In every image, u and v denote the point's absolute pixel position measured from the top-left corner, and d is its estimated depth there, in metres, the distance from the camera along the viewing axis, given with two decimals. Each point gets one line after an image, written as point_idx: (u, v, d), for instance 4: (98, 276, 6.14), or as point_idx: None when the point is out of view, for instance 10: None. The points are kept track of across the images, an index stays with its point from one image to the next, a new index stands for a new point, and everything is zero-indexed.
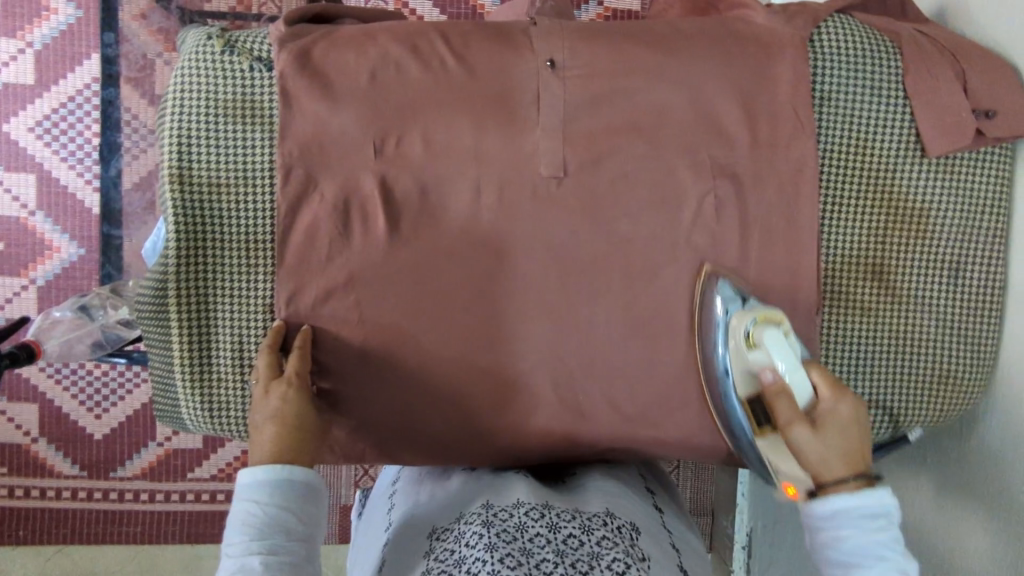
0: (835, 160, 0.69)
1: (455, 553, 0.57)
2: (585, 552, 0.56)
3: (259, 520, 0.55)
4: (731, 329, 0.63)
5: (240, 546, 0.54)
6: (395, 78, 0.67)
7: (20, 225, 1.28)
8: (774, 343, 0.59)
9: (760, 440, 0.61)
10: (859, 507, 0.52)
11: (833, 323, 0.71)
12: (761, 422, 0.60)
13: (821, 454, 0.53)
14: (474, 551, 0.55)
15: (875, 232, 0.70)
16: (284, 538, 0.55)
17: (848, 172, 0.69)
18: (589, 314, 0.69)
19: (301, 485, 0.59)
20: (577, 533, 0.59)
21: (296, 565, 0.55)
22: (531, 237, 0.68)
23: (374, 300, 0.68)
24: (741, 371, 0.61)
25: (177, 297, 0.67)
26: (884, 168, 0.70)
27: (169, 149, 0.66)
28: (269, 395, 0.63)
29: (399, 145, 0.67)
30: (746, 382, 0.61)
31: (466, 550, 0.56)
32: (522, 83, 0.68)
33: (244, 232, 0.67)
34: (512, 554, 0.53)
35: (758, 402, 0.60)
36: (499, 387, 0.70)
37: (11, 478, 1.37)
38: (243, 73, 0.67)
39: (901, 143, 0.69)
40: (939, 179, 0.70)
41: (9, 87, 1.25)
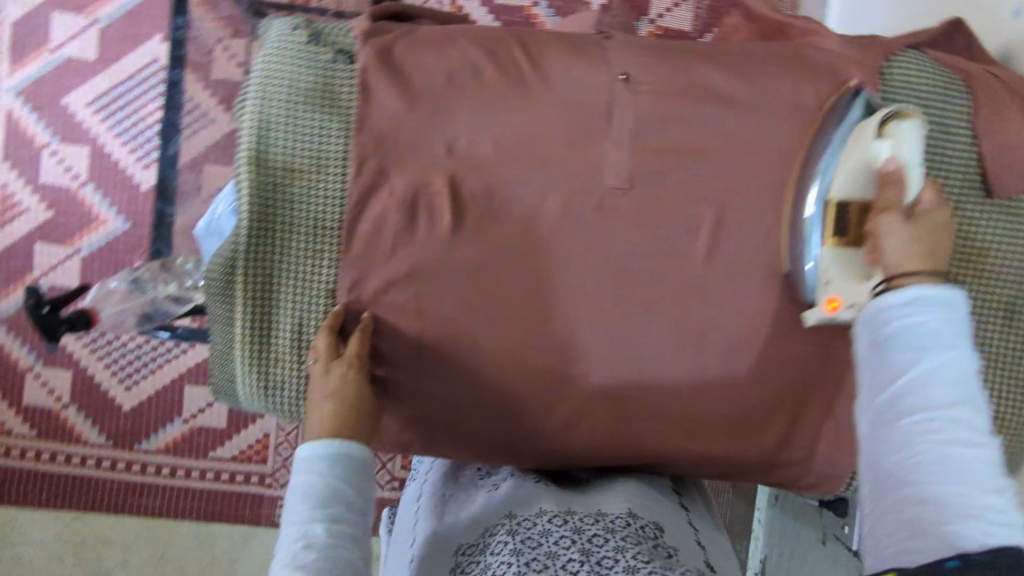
0: None
1: (480, 563, 0.59)
2: (610, 548, 0.57)
3: (322, 490, 0.57)
4: (851, 136, 0.64)
5: (303, 514, 0.55)
6: (471, 80, 0.69)
7: (70, 196, 1.32)
8: (909, 136, 0.60)
9: (826, 250, 0.63)
10: (931, 296, 0.50)
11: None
12: (842, 228, 0.63)
13: (905, 239, 0.55)
14: (499, 557, 0.57)
15: None
16: (344, 508, 0.57)
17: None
18: (641, 326, 0.70)
19: (359, 461, 0.61)
20: (601, 533, 0.59)
21: (355, 539, 0.56)
22: (589, 246, 0.70)
23: (433, 295, 0.70)
24: (852, 161, 0.62)
25: (245, 275, 0.69)
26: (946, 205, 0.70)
27: (248, 131, 0.68)
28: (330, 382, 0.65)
29: (470, 146, 0.69)
30: (850, 178, 0.62)
31: (490, 558, 0.59)
32: (594, 94, 0.69)
33: (313, 217, 0.69)
34: (537, 557, 0.55)
35: (850, 206, 0.62)
36: (546, 389, 0.71)
37: (39, 441, 1.41)
38: (325, 64, 0.69)
39: (964, 181, 0.70)
40: (1000, 221, 0.70)
41: (71, 61, 1.31)
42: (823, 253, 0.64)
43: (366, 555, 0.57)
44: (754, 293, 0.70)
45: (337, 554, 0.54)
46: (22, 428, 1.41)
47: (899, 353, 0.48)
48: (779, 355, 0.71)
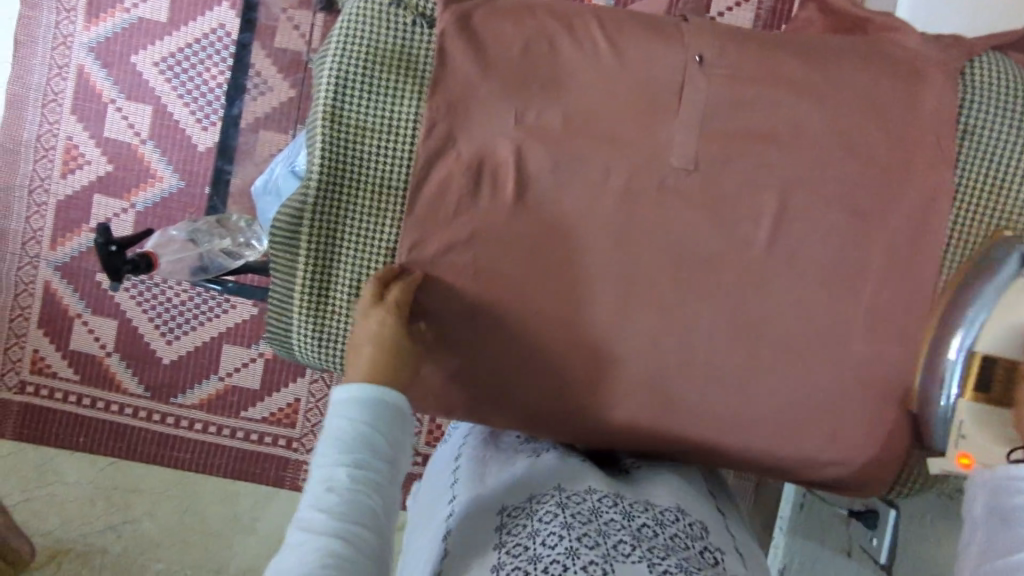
0: (968, 196, 0.70)
1: (529, 526, 0.58)
2: (661, 542, 0.56)
3: (349, 434, 0.57)
4: (1011, 286, 0.64)
5: (330, 458, 0.55)
6: (546, 53, 0.70)
7: (131, 151, 1.39)
8: None
9: (966, 402, 0.64)
10: None
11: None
12: (988, 388, 0.63)
13: None
14: (549, 526, 0.56)
15: None
16: (370, 454, 0.56)
17: (981, 210, 0.70)
18: (693, 309, 0.70)
19: (392, 407, 0.60)
20: (650, 525, 0.58)
21: (379, 486, 0.56)
22: (649, 227, 0.70)
23: (491, 263, 0.71)
24: (1007, 322, 0.63)
25: (309, 227, 0.71)
26: (1016, 213, 0.70)
27: (326, 87, 0.70)
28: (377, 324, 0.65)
29: (540, 117, 0.70)
30: (1002, 340, 0.63)
31: (540, 525, 0.57)
32: (666, 75, 0.70)
33: (381, 176, 0.71)
34: (588, 534, 0.54)
35: (996, 368, 0.63)
36: (594, 365, 0.72)
37: (81, 386, 1.46)
38: (406, 26, 0.71)
39: None
40: None
41: (144, 22, 1.36)
42: (962, 405, 0.64)
43: (390, 504, 0.57)
44: (810, 287, 0.70)
45: (359, 500, 0.54)
46: (66, 371, 1.46)
47: None
48: (831, 351, 0.70)
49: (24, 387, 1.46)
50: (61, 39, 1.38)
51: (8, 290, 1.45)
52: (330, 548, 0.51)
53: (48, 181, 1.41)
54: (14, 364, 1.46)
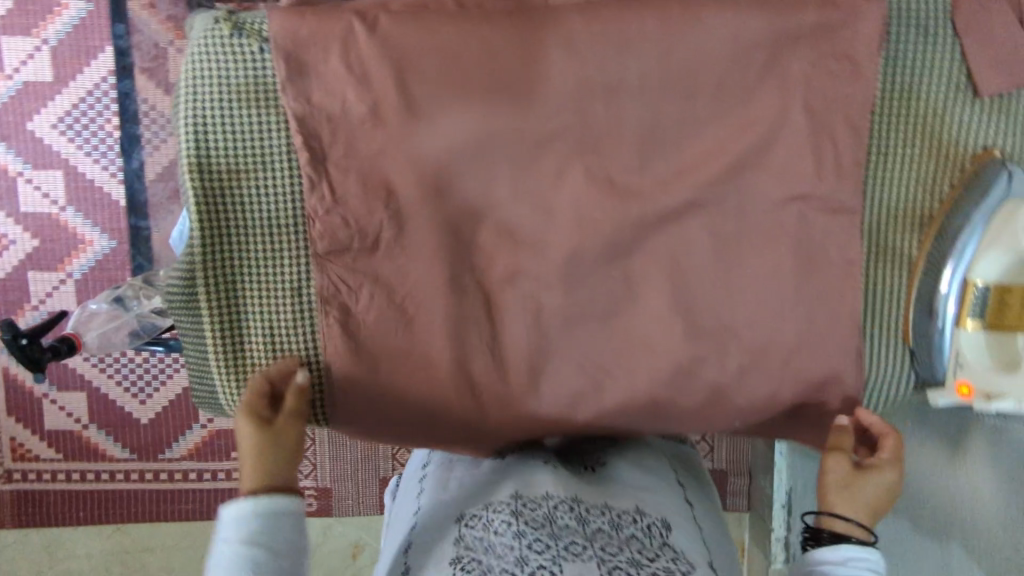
0: (882, 111, 0.71)
1: (484, 540, 0.65)
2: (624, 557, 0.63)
3: (231, 559, 0.60)
4: (1006, 207, 0.66)
5: (221, 565, 0.60)
6: (399, 48, 0.66)
7: (53, 221, 1.35)
8: None
9: (967, 332, 0.68)
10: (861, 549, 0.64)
11: (875, 275, 0.74)
12: (980, 314, 0.67)
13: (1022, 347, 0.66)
14: (504, 541, 0.64)
15: (926, 179, 0.72)
16: (252, 565, 0.60)
17: (896, 116, 0.71)
18: (605, 280, 0.72)
19: (282, 513, 0.63)
20: (606, 528, 0.67)
21: (268, 571, 0.60)
22: (548, 208, 0.69)
23: (403, 280, 0.70)
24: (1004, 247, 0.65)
25: (206, 284, 0.69)
26: (932, 112, 0.71)
27: (187, 138, 0.67)
28: (267, 451, 0.66)
29: (407, 119, 0.66)
30: (995, 266, 0.66)
31: (495, 537, 0.65)
32: (528, 51, 0.66)
33: (268, 218, 0.69)
34: (540, 540, 0.63)
35: (991, 291, 0.67)
36: (528, 358, 0.72)
37: (67, 463, 1.62)
38: (253, 55, 0.67)
39: (947, 84, 0.70)
40: (991, 122, 0.71)
41: (29, 85, 1.31)
42: (965, 335, 0.68)
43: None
44: (716, 235, 0.71)
45: None
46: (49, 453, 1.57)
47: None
48: (750, 292, 0.72)
49: (12, 476, 1.62)
50: None
51: None
52: None
53: None
54: None
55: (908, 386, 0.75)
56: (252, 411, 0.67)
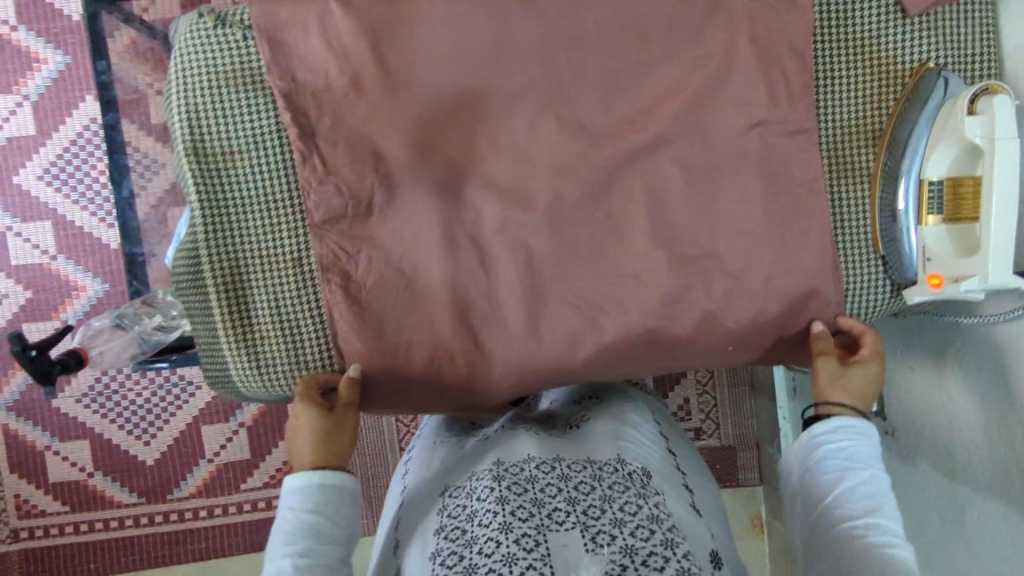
0: (823, 40, 0.77)
1: (466, 508, 0.74)
2: (596, 497, 0.71)
3: (297, 525, 0.62)
4: (945, 108, 0.73)
5: (280, 547, 0.61)
6: (370, 20, 0.71)
7: (44, 270, 1.51)
8: (1001, 109, 0.67)
9: (929, 227, 0.73)
10: (857, 426, 0.69)
11: (839, 191, 0.79)
12: (939, 208, 0.73)
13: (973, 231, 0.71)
14: (486, 504, 0.71)
15: (872, 97, 0.78)
16: (317, 539, 0.62)
17: (835, 44, 0.77)
18: (586, 219, 0.76)
19: (334, 488, 0.67)
20: (587, 481, 0.74)
21: (329, 545, 0.63)
22: (524, 156, 0.74)
23: (397, 241, 0.74)
24: (948, 141, 0.71)
25: (211, 261, 0.72)
26: (866, 36, 0.77)
27: (181, 125, 0.71)
28: (320, 433, 0.69)
29: (384, 85, 0.71)
30: (944, 162, 0.72)
31: (477, 505, 0.72)
32: (489, 11, 0.72)
33: (264, 194, 0.73)
34: (521, 505, 0.70)
35: (944, 186, 0.72)
36: (525, 303, 0.75)
37: (76, 514, 1.58)
38: (237, 42, 0.72)
39: (878, 9, 0.77)
40: (923, 38, 0.77)
41: (14, 140, 1.48)
42: (928, 231, 0.73)
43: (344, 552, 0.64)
44: (685, 166, 0.76)
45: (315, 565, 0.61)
46: (56, 505, 1.57)
47: (828, 468, 0.66)
48: (726, 217, 0.76)
49: (18, 534, 1.57)
50: None
51: None
52: None
53: None
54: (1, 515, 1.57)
55: (886, 292, 0.79)
56: (311, 400, 0.71)
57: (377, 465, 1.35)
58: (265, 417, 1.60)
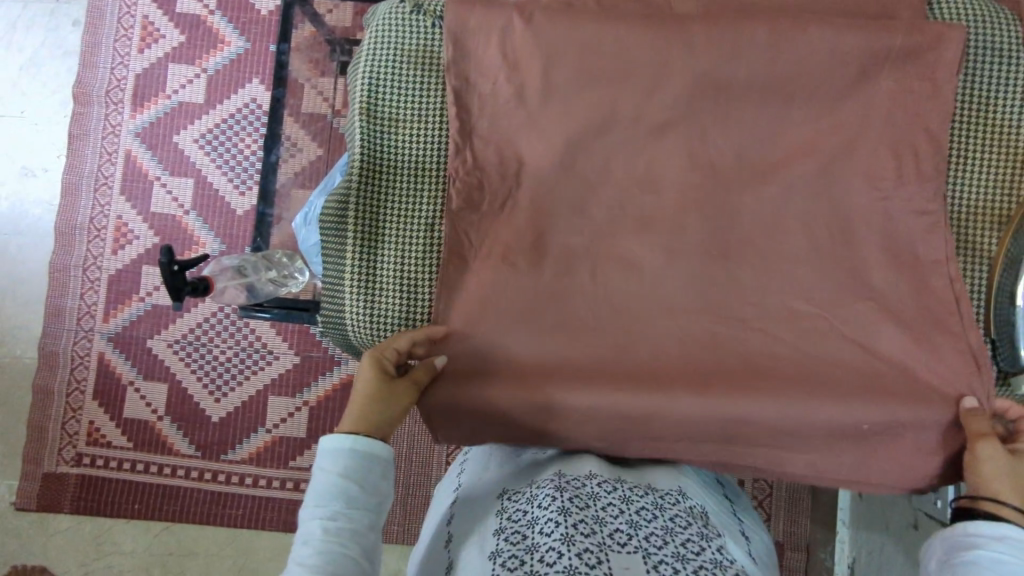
0: (964, 121, 0.79)
1: (528, 514, 0.68)
2: (657, 526, 0.67)
3: (328, 487, 0.66)
4: None
5: (311, 511, 0.65)
6: (542, 27, 0.77)
7: (177, 222, 1.65)
8: None
9: None
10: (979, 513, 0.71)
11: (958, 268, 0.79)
12: None
13: None
14: (548, 514, 0.66)
15: (1003, 183, 0.79)
16: (345, 502, 0.65)
17: (974, 126, 0.79)
18: (702, 245, 0.78)
19: (365, 453, 0.69)
20: (648, 508, 0.70)
21: (352, 511, 0.65)
22: (658, 174, 0.78)
23: (520, 237, 0.78)
24: None
25: (356, 211, 0.80)
26: (1006, 125, 0.79)
27: (361, 87, 0.80)
28: (384, 400, 0.72)
29: (537, 88, 0.77)
30: None
31: (538, 511, 0.68)
32: (651, 36, 0.77)
33: (417, 162, 0.81)
34: (584, 520, 0.64)
35: None
36: (626, 321, 0.77)
37: (136, 452, 1.63)
38: (427, 28, 0.81)
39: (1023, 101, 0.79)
40: None
41: (183, 105, 1.66)
42: None
43: (366, 520, 0.66)
44: (812, 214, 0.77)
45: (341, 530, 0.64)
46: (121, 439, 1.64)
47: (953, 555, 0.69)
48: (843, 278, 0.76)
49: (80, 459, 1.63)
50: (110, 129, 1.67)
51: (64, 367, 1.65)
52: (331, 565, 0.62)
53: (101, 258, 1.66)
54: (71, 438, 1.63)
55: (990, 377, 0.78)
56: (382, 372, 0.73)
57: (423, 466, 1.37)
58: (329, 400, 1.64)
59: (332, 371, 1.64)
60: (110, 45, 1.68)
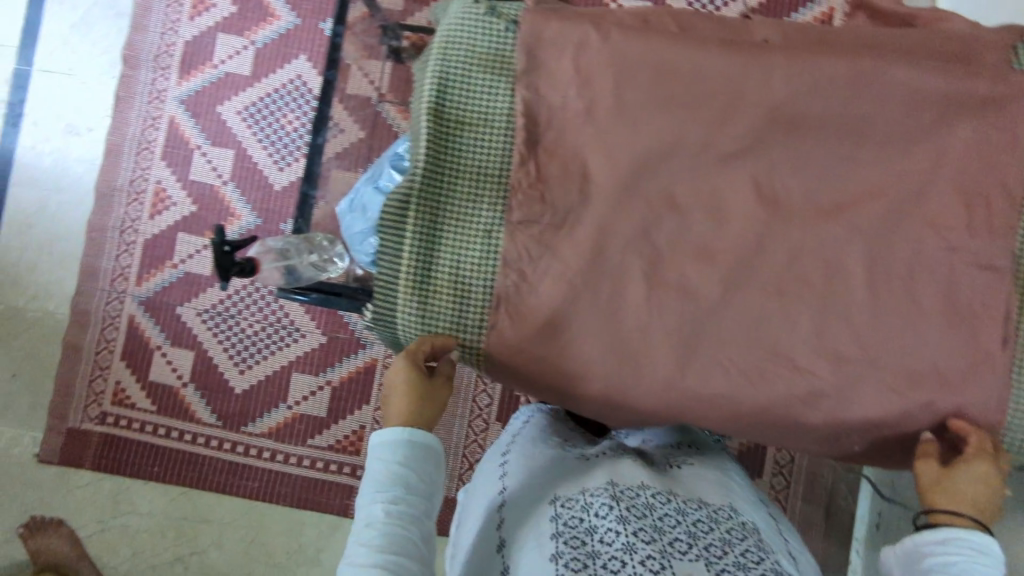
0: None
1: (585, 520, 0.71)
2: (714, 536, 0.69)
3: (387, 474, 0.72)
4: None
5: (371, 495, 0.70)
6: (618, 47, 0.76)
7: (215, 192, 1.66)
8: None
9: None
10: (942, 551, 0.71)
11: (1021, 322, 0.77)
12: None
13: None
14: (606, 522, 0.69)
15: None
16: (406, 489, 0.72)
17: None
18: (762, 278, 0.76)
19: (421, 445, 0.75)
20: (704, 520, 0.72)
21: (410, 497, 0.71)
22: (722, 203, 0.77)
23: (579, 254, 0.76)
24: None
25: (416, 210, 0.77)
26: None
27: (430, 86, 0.79)
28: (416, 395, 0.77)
29: (608, 105, 0.76)
30: None
31: (596, 520, 0.70)
32: (728, 62, 0.75)
33: (480, 164, 0.79)
34: (642, 529, 0.67)
35: None
36: (678, 351, 0.76)
37: (159, 416, 1.65)
38: (499, 30, 0.80)
39: None
40: None
41: (229, 76, 1.67)
42: None
43: (422, 506, 0.72)
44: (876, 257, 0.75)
45: (400, 513, 0.70)
46: (146, 402, 1.66)
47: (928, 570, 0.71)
48: (902, 328, 0.75)
49: (105, 418, 1.65)
50: (156, 94, 1.67)
51: (95, 326, 1.67)
52: (394, 542, 0.68)
53: (138, 222, 1.67)
54: (97, 396, 1.66)
55: None
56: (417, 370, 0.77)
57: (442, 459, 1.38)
58: (352, 382, 1.65)
59: (356, 354, 1.65)
60: (161, 11, 1.68)
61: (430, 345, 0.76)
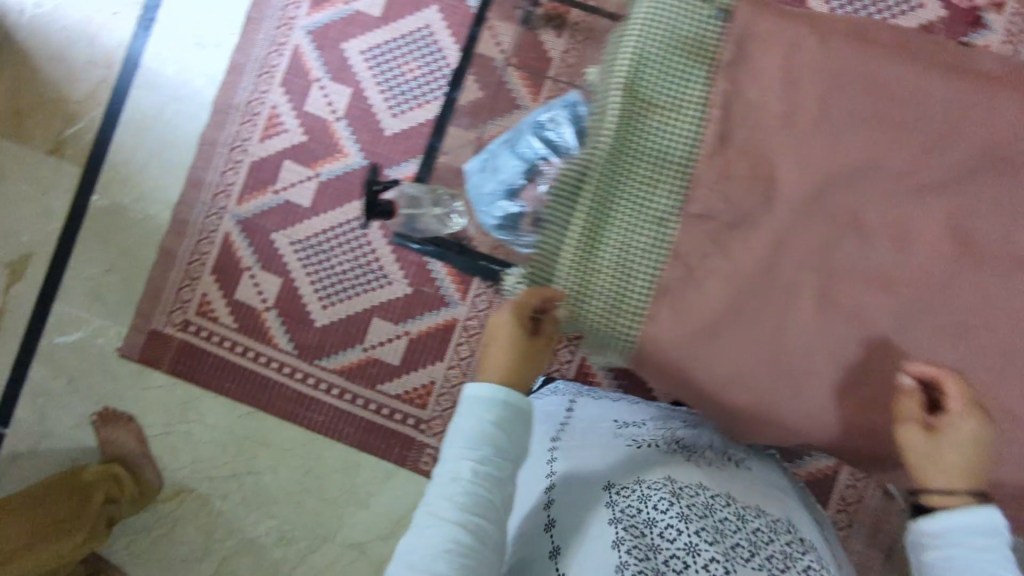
0: None
1: (644, 512, 0.75)
2: (767, 545, 0.74)
3: (479, 434, 0.77)
4: None
5: (461, 451, 0.76)
6: (832, 55, 0.73)
7: (327, 127, 1.66)
8: None
9: None
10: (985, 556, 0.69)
11: None
12: None
13: None
14: (668, 519, 0.73)
15: None
16: (494, 451, 0.77)
17: None
18: (935, 318, 0.74)
19: (515, 409, 0.79)
20: (758, 527, 0.77)
21: (496, 458, 0.77)
22: (910, 233, 0.73)
23: (752, 259, 0.74)
24: None
25: (591, 189, 0.75)
26: None
27: (624, 65, 0.76)
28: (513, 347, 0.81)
29: (814, 111, 0.73)
30: None
31: (655, 513, 0.74)
32: (947, 89, 0.72)
33: (664, 151, 0.75)
34: (704, 529, 0.72)
35: None
36: (834, 375, 0.75)
37: (238, 334, 1.65)
38: (704, 16, 0.76)
39: None
40: None
41: (358, 14, 1.66)
42: None
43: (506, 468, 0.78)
44: None
45: (485, 474, 0.76)
46: (227, 318, 1.66)
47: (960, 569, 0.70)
48: None
49: (187, 326, 1.65)
50: (285, 21, 1.67)
51: (191, 236, 1.67)
52: (474, 502, 0.74)
53: (248, 142, 1.67)
54: (182, 303, 1.65)
55: None
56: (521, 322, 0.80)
57: None
58: (429, 337, 1.64)
59: (438, 311, 1.64)
60: None
61: (540, 296, 0.75)
